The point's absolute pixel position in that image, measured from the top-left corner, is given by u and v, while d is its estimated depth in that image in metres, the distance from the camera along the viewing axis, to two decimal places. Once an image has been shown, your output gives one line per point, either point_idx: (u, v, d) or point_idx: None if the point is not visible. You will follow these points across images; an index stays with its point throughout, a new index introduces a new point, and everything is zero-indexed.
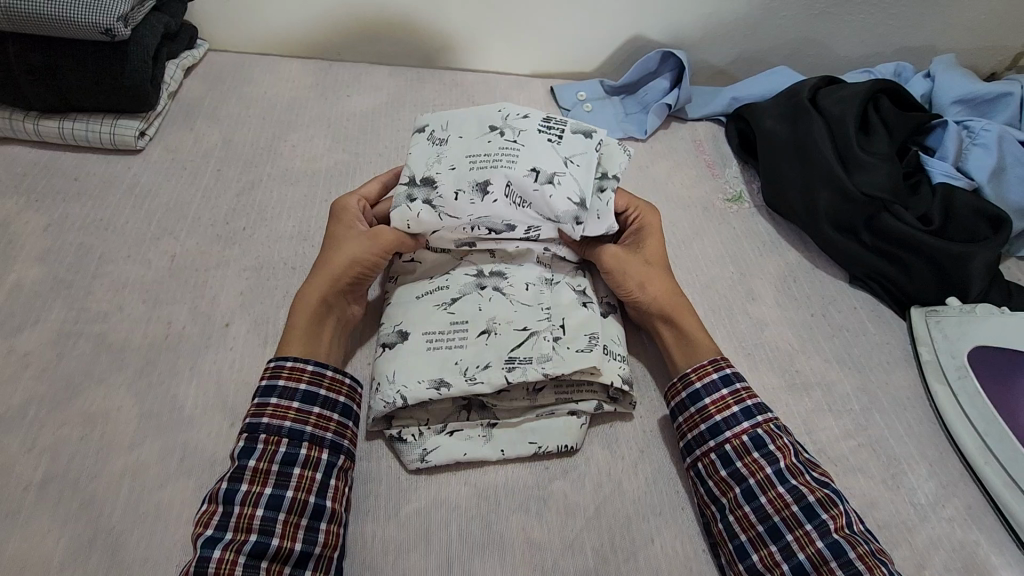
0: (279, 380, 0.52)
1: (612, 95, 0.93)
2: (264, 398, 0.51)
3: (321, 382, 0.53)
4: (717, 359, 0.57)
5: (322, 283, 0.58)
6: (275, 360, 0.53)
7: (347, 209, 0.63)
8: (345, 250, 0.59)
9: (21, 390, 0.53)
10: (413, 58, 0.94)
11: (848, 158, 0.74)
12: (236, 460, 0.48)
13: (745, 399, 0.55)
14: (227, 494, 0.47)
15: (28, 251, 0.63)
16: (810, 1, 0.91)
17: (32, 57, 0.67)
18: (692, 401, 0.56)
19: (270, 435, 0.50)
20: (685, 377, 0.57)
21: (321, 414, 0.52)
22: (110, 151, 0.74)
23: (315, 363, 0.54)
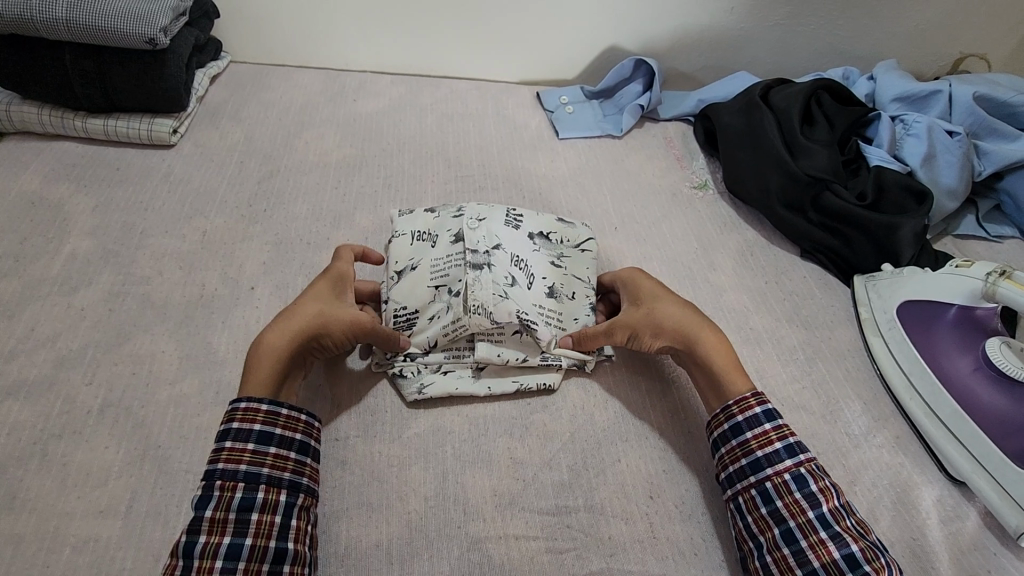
0: (233, 423, 0.53)
1: (591, 98, 1.04)
2: (219, 443, 0.52)
3: (276, 422, 0.54)
4: (758, 393, 0.59)
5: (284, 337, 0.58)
6: (232, 403, 0.54)
7: (339, 277, 0.64)
8: (315, 315, 0.59)
9: (81, 337, 0.62)
10: (412, 68, 1.05)
11: (793, 145, 0.84)
12: (194, 511, 0.49)
13: (788, 436, 0.57)
14: (187, 547, 0.47)
15: (80, 227, 0.73)
16: (764, 14, 1.03)
17: (86, 64, 0.78)
18: (734, 434, 0.58)
19: (226, 481, 0.50)
20: (727, 409, 0.59)
21: (278, 454, 0.53)
22: (146, 145, 0.84)
23: (269, 403, 0.55)
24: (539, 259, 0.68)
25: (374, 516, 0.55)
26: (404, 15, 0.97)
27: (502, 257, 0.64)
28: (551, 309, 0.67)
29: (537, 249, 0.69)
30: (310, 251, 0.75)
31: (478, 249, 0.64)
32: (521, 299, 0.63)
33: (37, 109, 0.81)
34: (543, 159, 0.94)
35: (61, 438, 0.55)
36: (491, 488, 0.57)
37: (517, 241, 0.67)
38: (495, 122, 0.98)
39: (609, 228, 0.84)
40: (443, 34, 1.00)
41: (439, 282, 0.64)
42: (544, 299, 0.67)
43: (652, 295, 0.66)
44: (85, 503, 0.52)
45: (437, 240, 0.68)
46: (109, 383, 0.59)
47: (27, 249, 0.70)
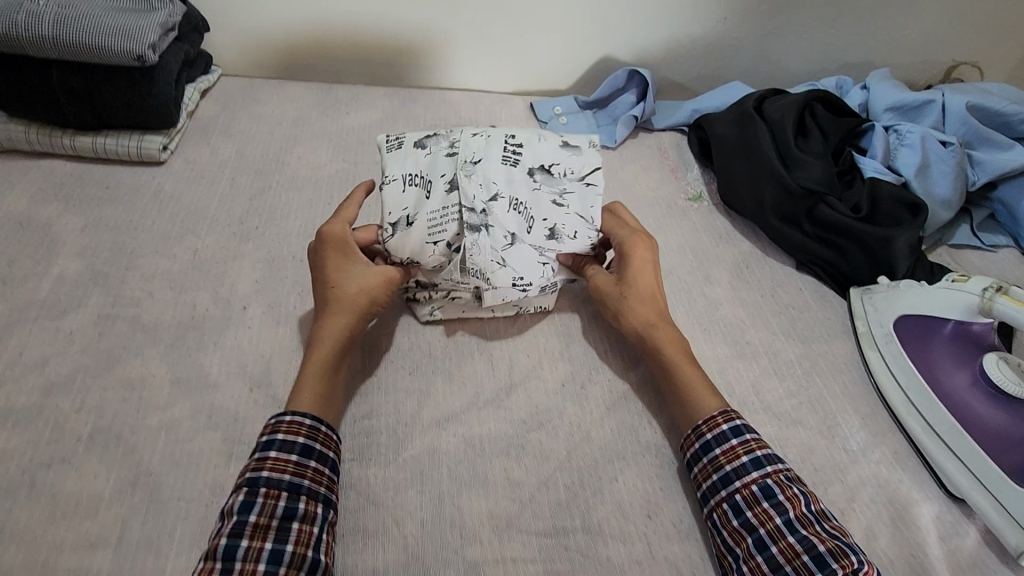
0: (278, 434, 0.53)
1: (585, 109, 1.04)
2: (263, 452, 0.52)
3: (317, 437, 0.55)
4: (727, 411, 0.60)
5: (341, 323, 0.61)
6: (276, 415, 0.55)
7: (344, 242, 0.65)
8: (355, 291, 0.62)
9: (70, 362, 0.62)
10: (404, 79, 1.05)
11: (787, 157, 0.84)
12: (236, 515, 0.48)
13: (754, 449, 0.57)
14: (227, 550, 0.47)
15: (69, 248, 0.72)
16: (757, 24, 1.03)
17: (73, 82, 0.78)
18: (704, 451, 0.59)
19: (270, 490, 0.50)
20: (697, 429, 0.60)
21: (317, 468, 0.53)
22: (135, 162, 0.83)
23: (313, 419, 0.55)
24: (539, 199, 0.66)
25: (368, 541, 0.54)
26: (395, 26, 0.97)
27: (499, 209, 0.64)
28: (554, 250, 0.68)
29: (536, 187, 0.66)
30: (303, 268, 0.74)
31: (475, 208, 0.63)
32: (521, 255, 0.64)
33: (24, 127, 0.80)
34: None
35: (49, 466, 0.54)
36: (486, 510, 0.56)
37: (514, 187, 0.65)
38: None
39: None
40: (434, 45, 1.00)
41: (437, 236, 0.64)
42: (545, 243, 0.66)
43: (640, 278, 0.68)
44: (74, 534, 0.51)
45: (431, 186, 0.65)
46: (99, 409, 0.58)
47: (14, 272, 0.69)
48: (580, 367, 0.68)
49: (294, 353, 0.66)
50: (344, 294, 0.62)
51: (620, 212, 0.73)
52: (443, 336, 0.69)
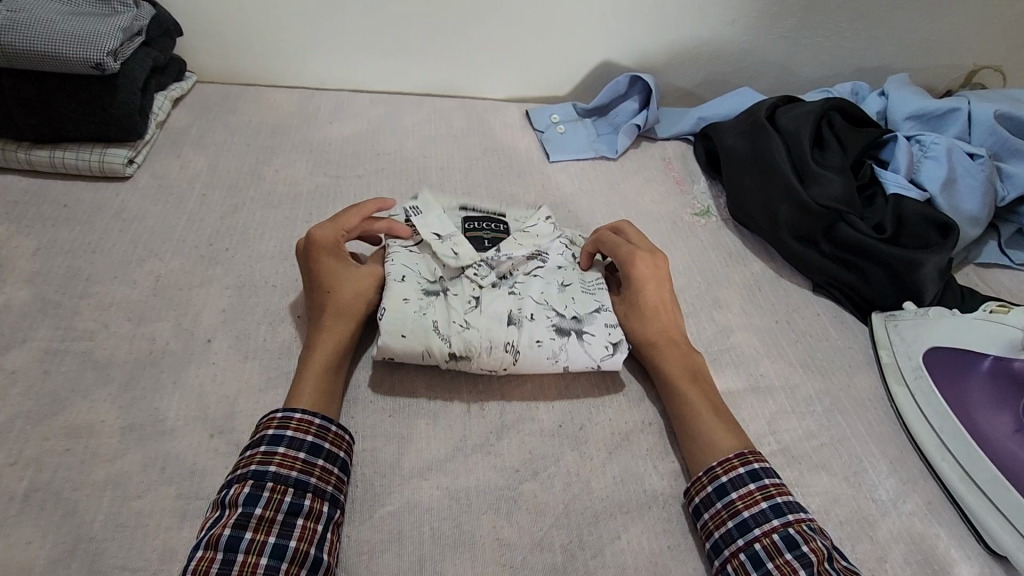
0: (287, 430, 0.53)
1: (584, 117, 0.97)
2: (272, 446, 0.52)
3: (327, 436, 0.54)
4: (743, 453, 0.55)
5: (340, 329, 0.60)
6: (283, 410, 0.54)
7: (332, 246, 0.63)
8: (366, 290, 0.62)
9: (9, 406, 0.55)
10: (393, 85, 0.98)
11: (803, 172, 0.77)
12: (241, 506, 0.48)
13: (774, 496, 0.53)
14: (229, 541, 0.46)
15: (18, 274, 0.66)
16: (767, 28, 0.96)
17: (27, 92, 0.71)
18: (718, 495, 0.53)
19: (277, 484, 0.50)
20: (710, 471, 0.55)
21: (325, 467, 0.52)
22: (98, 178, 0.77)
23: (322, 418, 0.54)
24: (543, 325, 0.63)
25: None
26: (383, 29, 0.91)
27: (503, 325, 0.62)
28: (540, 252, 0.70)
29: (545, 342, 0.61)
30: (275, 295, 0.67)
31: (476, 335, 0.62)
32: None
33: None
34: (533, 185, 0.87)
35: None
36: None
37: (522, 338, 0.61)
38: (481, 144, 0.92)
39: None
40: (425, 50, 0.94)
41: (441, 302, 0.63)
42: None
43: (641, 295, 0.65)
44: None
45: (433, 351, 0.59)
46: (38, 462, 0.52)
47: None
48: (579, 406, 0.62)
49: (262, 393, 0.59)
50: (353, 292, 0.62)
51: (625, 230, 0.70)
52: (427, 373, 0.62)
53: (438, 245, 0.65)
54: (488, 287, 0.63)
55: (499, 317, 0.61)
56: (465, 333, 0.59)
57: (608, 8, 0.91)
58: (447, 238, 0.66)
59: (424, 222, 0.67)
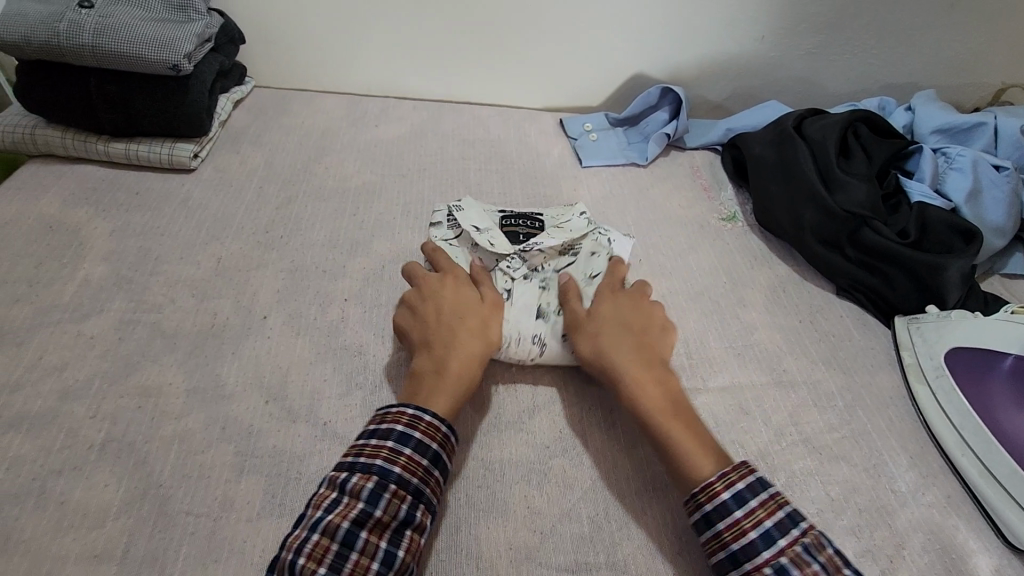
0: (416, 432, 0.52)
1: (616, 126, 1.02)
2: (398, 445, 0.51)
3: (447, 447, 0.54)
4: (725, 472, 0.51)
5: (472, 354, 0.59)
6: (415, 410, 0.54)
7: (458, 282, 0.64)
8: (492, 319, 0.62)
9: (88, 367, 0.61)
10: (434, 92, 1.05)
11: (829, 179, 0.80)
12: (362, 502, 0.48)
13: (763, 521, 0.48)
14: (347, 535, 0.47)
15: (96, 252, 0.72)
16: (795, 45, 1.00)
17: (110, 90, 0.79)
18: (705, 524, 0.50)
19: (398, 489, 0.49)
20: (693, 498, 0.51)
21: (439, 480, 0.52)
22: (166, 170, 0.84)
23: (447, 427, 0.54)
24: None
25: None
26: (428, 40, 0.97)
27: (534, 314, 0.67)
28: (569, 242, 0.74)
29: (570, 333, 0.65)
30: (324, 279, 0.72)
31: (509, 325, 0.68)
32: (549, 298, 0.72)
33: (61, 133, 0.82)
34: (565, 188, 0.91)
35: (60, 474, 0.53)
36: (505, 541, 0.53)
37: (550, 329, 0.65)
38: (517, 149, 0.97)
39: (632, 260, 0.80)
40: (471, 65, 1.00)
41: None
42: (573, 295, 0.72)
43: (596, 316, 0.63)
44: (81, 546, 0.49)
45: None
46: (113, 417, 0.57)
47: (41, 274, 0.69)
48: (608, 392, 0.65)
49: (312, 366, 0.64)
50: (479, 319, 0.62)
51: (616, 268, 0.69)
52: None
53: (475, 237, 0.71)
54: (519, 280, 0.69)
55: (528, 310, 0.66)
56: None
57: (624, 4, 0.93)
58: (482, 233, 0.72)
59: (464, 216, 0.74)
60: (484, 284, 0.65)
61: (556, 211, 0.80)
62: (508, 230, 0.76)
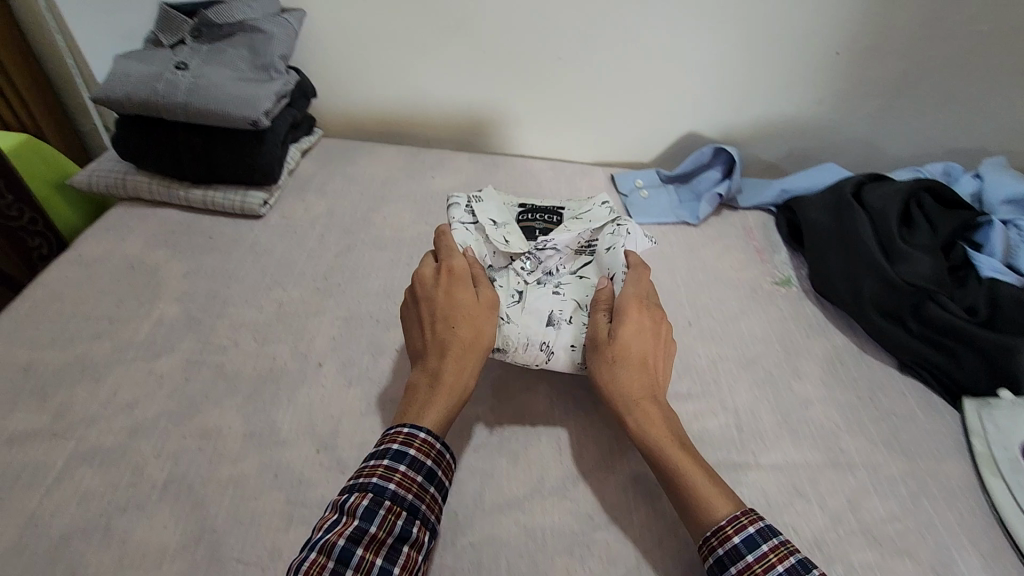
0: (410, 449, 0.54)
1: (667, 183, 1.02)
2: (393, 462, 0.53)
3: (441, 465, 0.55)
4: (734, 516, 0.52)
5: (464, 364, 0.60)
6: (410, 428, 0.55)
7: (450, 281, 0.64)
8: (485, 325, 0.62)
9: (157, 405, 0.65)
10: (482, 142, 1.09)
11: (890, 249, 0.78)
12: (358, 519, 0.49)
13: (775, 566, 0.48)
14: (343, 553, 0.47)
15: (170, 293, 0.77)
16: (855, 108, 0.99)
17: (194, 142, 0.85)
18: (720, 568, 0.50)
19: (393, 505, 0.50)
20: (708, 541, 0.52)
21: (434, 497, 0.54)
22: (238, 216, 0.89)
23: (442, 445, 0.56)
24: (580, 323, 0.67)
25: None
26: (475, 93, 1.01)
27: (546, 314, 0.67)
28: (586, 236, 0.76)
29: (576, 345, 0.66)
30: (378, 329, 0.75)
31: None
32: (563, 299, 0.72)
33: (148, 179, 0.89)
34: None
35: (124, 511, 0.56)
36: None
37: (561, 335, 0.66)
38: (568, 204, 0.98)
39: (682, 323, 0.79)
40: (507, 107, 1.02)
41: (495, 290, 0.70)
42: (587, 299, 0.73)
43: (619, 338, 0.61)
44: None
45: None
46: (176, 456, 0.60)
47: (121, 312, 0.74)
48: None
49: (361, 416, 0.65)
50: (473, 326, 0.62)
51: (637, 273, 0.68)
52: (510, 414, 0.67)
53: (491, 232, 0.73)
54: (532, 284, 0.70)
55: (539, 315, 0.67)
56: (505, 328, 0.65)
57: (656, 41, 0.92)
58: (499, 229, 0.74)
59: (482, 208, 0.76)
60: (480, 286, 0.65)
61: (575, 205, 0.81)
62: (525, 227, 0.78)
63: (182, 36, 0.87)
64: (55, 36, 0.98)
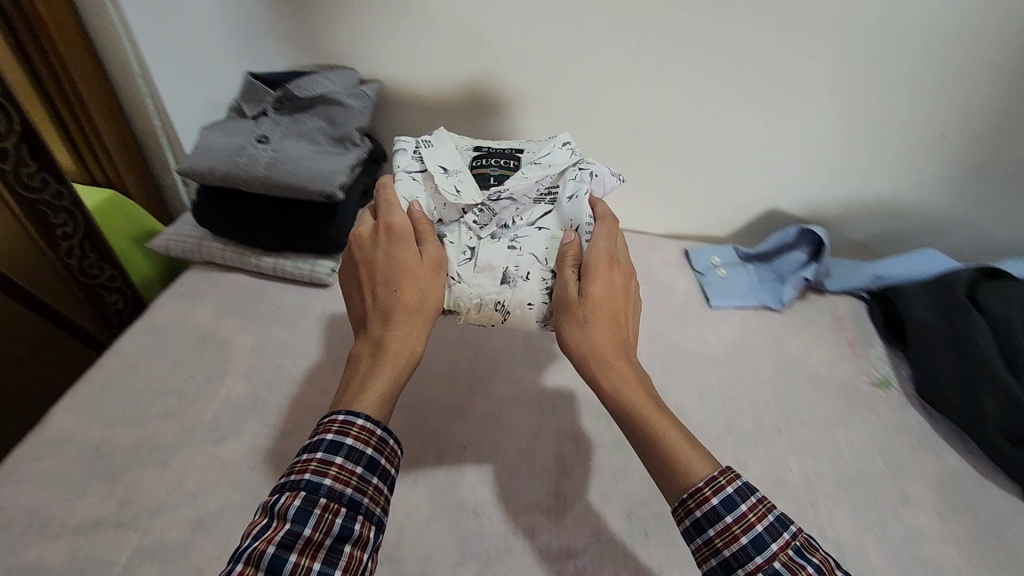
0: (348, 437, 0.50)
1: (746, 261, 0.96)
2: (328, 455, 0.49)
3: (384, 451, 0.51)
4: (717, 475, 0.49)
5: (410, 332, 0.57)
6: (346, 416, 0.51)
7: (393, 245, 0.60)
8: (431, 286, 0.59)
9: (220, 495, 0.63)
10: (492, 126, 0.96)
11: (1017, 363, 0.70)
12: (290, 523, 0.45)
13: (755, 525, 0.46)
14: (273, 561, 0.43)
15: (238, 367, 0.76)
16: (962, 191, 0.91)
17: (270, 213, 0.86)
18: (697, 531, 0.48)
19: (331, 502, 0.47)
20: (684, 503, 0.49)
21: (378, 486, 0.50)
22: (306, 284, 0.89)
23: (383, 432, 0.52)
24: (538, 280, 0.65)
25: None
26: (505, 86, 0.90)
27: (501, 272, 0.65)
28: (547, 181, 0.70)
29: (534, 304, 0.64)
30: None
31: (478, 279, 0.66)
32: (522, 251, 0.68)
33: (223, 245, 0.90)
34: (693, 328, 0.86)
35: None
36: None
37: (522, 293, 0.64)
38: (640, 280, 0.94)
39: (770, 428, 0.73)
40: (539, 100, 0.91)
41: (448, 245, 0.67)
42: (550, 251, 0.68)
43: (589, 295, 0.58)
44: None
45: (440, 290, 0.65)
46: None
47: (190, 387, 0.74)
48: None
49: None
50: (418, 287, 0.59)
51: (607, 224, 0.64)
52: None
53: (440, 179, 0.68)
54: (484, 239, 0.67)
55: (490, 271, 0.65)
56: (456, 288, 0.64)
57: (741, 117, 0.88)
58: (448, 176, 0.69)
59: (432, 155, 0.71)
60: (425, 243, 0.62)
61: (535, 146, 0.75)
62: (478, 172, 0.72)
63: (265, 107, 0.88)
64: (147, 103, 1.03)
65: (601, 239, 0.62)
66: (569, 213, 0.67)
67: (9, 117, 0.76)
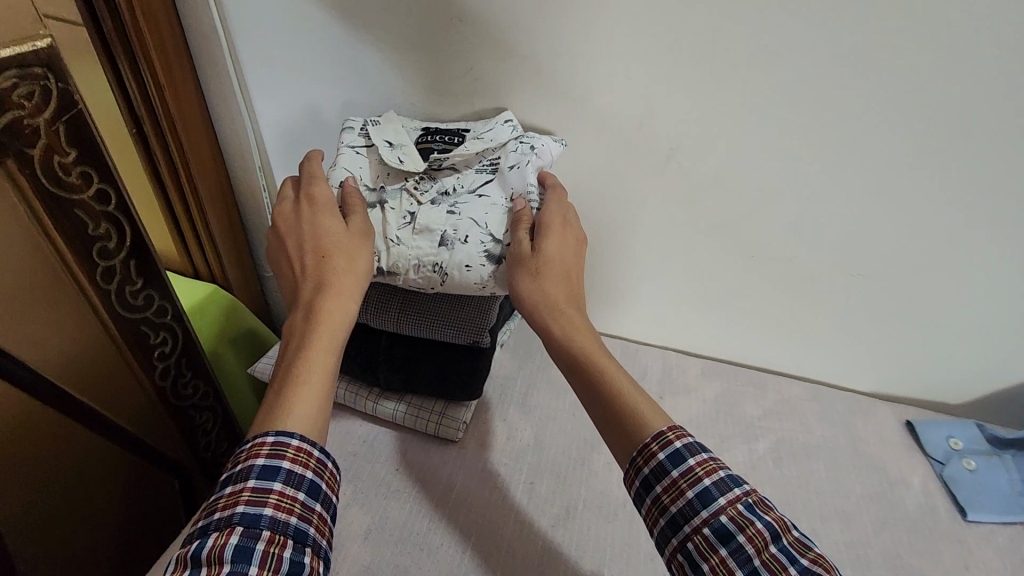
0: (284, 461, 0.45)
1: (998, 447, 0.72)
2: (265, 484, 0.43)
3: (325, 474, 0.47)
4: (665, 431, 0.48)
5: (341, 301, 0.55)
6: (275, 437, 0.46)
7: (311, 217, 0.58)
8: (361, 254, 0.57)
9: None
10: (638, 228, 0.77)
11: None
12: (229, 567, 0.39)
13: (702, 478, 0.45)
14: None
15: (349, 567, 0.59)
16: None
17: (397, 351, 0.72)
18: (645, 490, 0.47)
19: (274, 535, 0.41)
20: (633, 463, 0.48)
21: (322, 515, 0.45)
22: (430, 437, 0.73)
23: (322, 451, 0.47)
24: (477, 241, 0.61)
25: None
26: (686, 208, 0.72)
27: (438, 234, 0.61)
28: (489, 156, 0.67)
29: (473, 267, 0.60)
30: None
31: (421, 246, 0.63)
32: None
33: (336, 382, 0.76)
34: (949, 555, 0.63)
35: None
36: None
37: (461, 253, 0.60)
38: (855, 465, 0.71)
39: None
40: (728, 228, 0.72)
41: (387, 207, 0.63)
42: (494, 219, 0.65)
43: (543, 251, 0.58)
44: None
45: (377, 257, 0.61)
46: None
47: None
48: None
49: None
50: (347, 254, 0.57)
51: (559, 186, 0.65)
52: None
53: (385, 151, 0.66)
54: (426, 203, 0.63)
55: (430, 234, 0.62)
56: (395, 250, 0.61)
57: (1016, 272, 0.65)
58: (393, 149, 0.67)
59: (379, 130, 0.69)
60: (351, 214, 0.60)
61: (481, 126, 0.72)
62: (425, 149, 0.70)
63: None
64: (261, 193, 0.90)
65: (552, 202, 0.62)
66: (513, 179, 0.64)
67: (122, 231, 0.65)
